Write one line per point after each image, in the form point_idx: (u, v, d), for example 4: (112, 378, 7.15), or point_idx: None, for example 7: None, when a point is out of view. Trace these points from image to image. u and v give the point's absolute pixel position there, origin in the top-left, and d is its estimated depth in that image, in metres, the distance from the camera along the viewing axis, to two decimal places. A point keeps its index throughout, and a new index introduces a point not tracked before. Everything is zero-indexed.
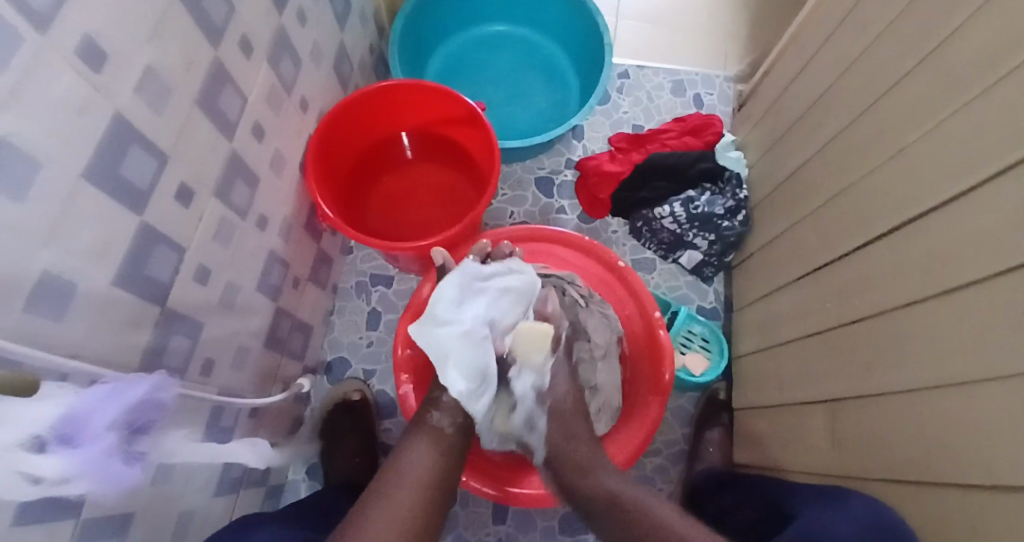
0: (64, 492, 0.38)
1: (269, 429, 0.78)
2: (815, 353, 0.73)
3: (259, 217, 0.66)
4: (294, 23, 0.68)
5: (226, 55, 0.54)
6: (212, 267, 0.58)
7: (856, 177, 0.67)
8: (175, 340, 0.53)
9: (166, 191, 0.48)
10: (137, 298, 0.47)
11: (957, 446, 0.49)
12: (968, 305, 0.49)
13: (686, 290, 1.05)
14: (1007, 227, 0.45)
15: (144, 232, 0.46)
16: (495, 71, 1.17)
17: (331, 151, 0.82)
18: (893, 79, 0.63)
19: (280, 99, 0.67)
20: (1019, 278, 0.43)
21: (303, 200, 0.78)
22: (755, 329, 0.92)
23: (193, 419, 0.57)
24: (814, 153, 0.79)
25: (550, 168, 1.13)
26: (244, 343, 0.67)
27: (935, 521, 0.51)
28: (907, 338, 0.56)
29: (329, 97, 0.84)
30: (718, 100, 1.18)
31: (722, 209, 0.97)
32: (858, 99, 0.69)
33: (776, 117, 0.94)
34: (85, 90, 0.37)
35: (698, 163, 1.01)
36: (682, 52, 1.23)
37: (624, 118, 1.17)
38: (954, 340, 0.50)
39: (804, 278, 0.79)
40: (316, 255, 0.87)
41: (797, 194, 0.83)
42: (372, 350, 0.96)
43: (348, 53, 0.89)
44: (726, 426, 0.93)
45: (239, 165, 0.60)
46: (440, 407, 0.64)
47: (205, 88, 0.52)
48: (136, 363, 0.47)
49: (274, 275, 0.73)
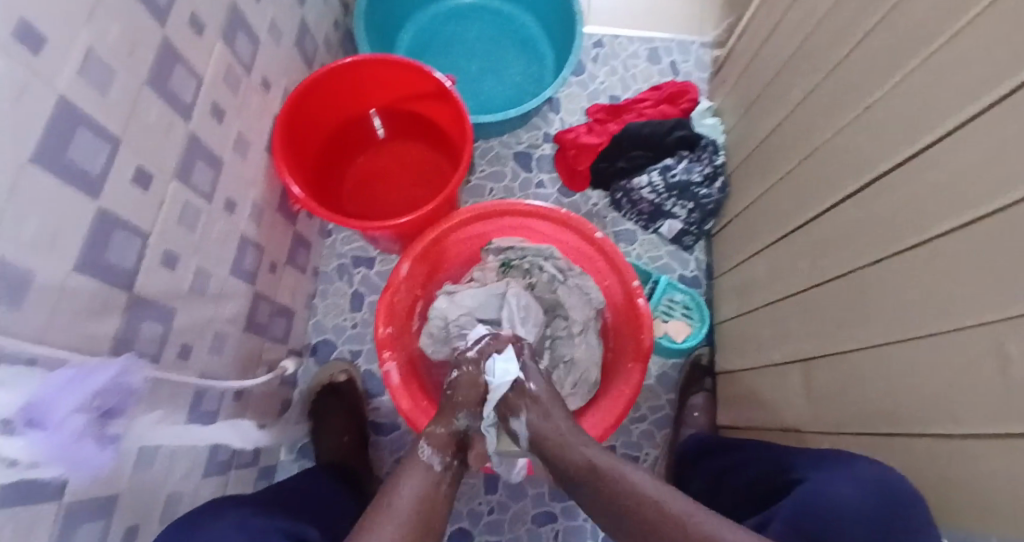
0: (35, 475, 0.38)
1: (255, 412, 0.79)
2: (790, 314, 0.74)
3: (227, 201, 0.66)
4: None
5: (175, 34, 0.53)
6: (179, 252, 0.57)
7: (825, 137, 0.67)
8: (146, 326, 0.53)
9: (122, 176, 0.48)
10: (100, 284, 0.46)
11: (923, 395, 0.50)
12: (929, 256, 0.49)
13: (667, 259, 1.06)
14: (967, 178, 0.45)
15: (102, 218, 0.46)
16: (467, 45, 1.15)
17: (299, 132, 0.81)
18: (857, 34, 0.62)
19: (238, 79, 0.66)
20: (980, 228, 0.43)
21: (274, 183, 0.78)
22: (734, 294, 0.93)
23: (172, 404, 0.57)
24: (785, 114, 0.79)
25: (528, 142, 1.12)
26: (220, 328, 0.67)
27: (905, 469, 0.52)
28: (875, 294, 0.57)
29: (293, 77, 0.82)
30: (694, 66, 1.17)
31: (699, 177, 0.97)
32: (824, 56, 0.69)
33: (749, 79, 0.93)
34: (25, 74, 0.36)
35: (674, 131, 1.01)
36: (657, 18, 1.21)
37: (601, 88, 1.15)
38: (917, 292, 0.51)
39: (778, 241, 0.79)
40: (293, 238, 0.86)
41: (770, 157, 0.83)
42: (356, 332, 0.96)
43: (310, 30, 0.87)
44: (709, 391, 0.96)
45: (199, 147, 0.59)
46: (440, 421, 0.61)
47: (155, 69, 0.51)
48: (104, 350, 0.48)
49: (248, 260, 0.73)
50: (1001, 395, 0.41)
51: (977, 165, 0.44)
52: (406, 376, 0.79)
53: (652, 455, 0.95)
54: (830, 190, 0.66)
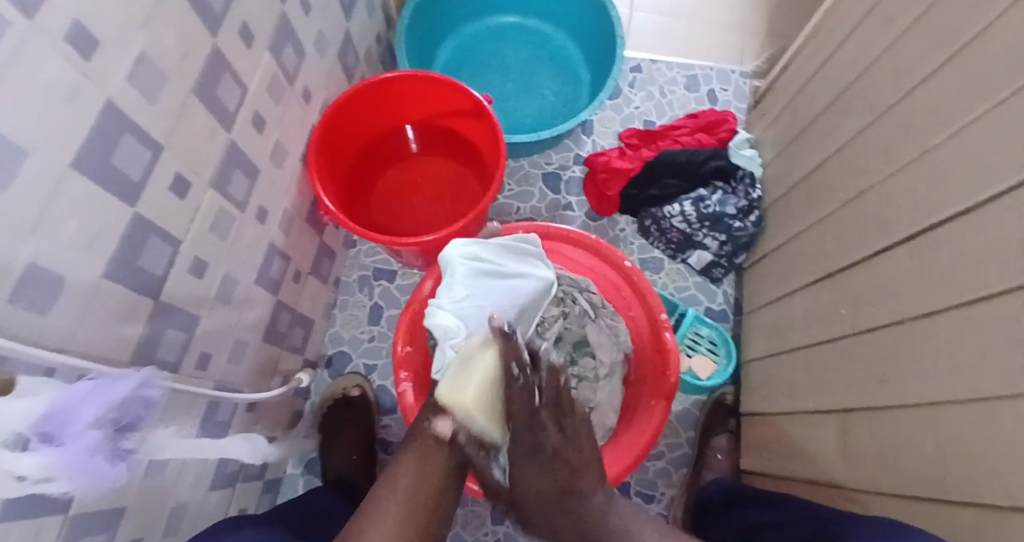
0: (47, 490, 0.37)
1: (268, 422, 0.78)
2: (828, 362, 0.71)
3: (259, 209, 0.65)
4: (297, 10, 0.66)
5: (225, 43, 0.53)
6: (208, 259, 0.57)
7: (877, 180, 0.65)
8: (169, 333, 0.52)
9: (161, 182, 0.47)
10: (129, 291, 0.46)
11: (974, 464, 0.47)
12: (991, 318, 0.46)
13: (694, 291, 1.03)
14: None
15: (138, 224, 0.45)
16: (504, 63, 1.15)
17: (334, 143, 0.81)
18: (917, 76, 0.60)
19: (281, 89, 0.66)
20: None
21: (305, 192, 0.77)
22: (764, 333, 0.90)
23: (187, 415, 0.56)
24: (832, 153, 0.76)
25: (558, 163, 1.11)
26: (240, 337, 0.66)
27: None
28: (926, 350, 0.54)
29: (333, 87, 0.83)
30: (732, 96, 1.15)
31: (734, 209, 0.95)
32: (879, 96, 0.66)
33: (793, 114, 0.91)
34: (74, 78, 0.36)
35: (710, 161, 0.99)
36: (697, 46, 1.20)
37: (635, 113, 1.14)
38: (976, 354, 0.48)
39: (819, 284, 0.76)
40: (318, 248, 0.86)
41: (813, 196, 0.80)
42: (373, 345, 0.95)
43: (353, 42, 0.87)
44: (732, 432, 0.93)
45: (238, 155, 0.59)
46: (439, 409, 0.53)
47: (202, 77, 0.50)
48: (127, 357, 0.47)
49: (274, 268, 0.72)
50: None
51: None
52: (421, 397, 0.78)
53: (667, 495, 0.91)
54: (880, 234, 0.63)
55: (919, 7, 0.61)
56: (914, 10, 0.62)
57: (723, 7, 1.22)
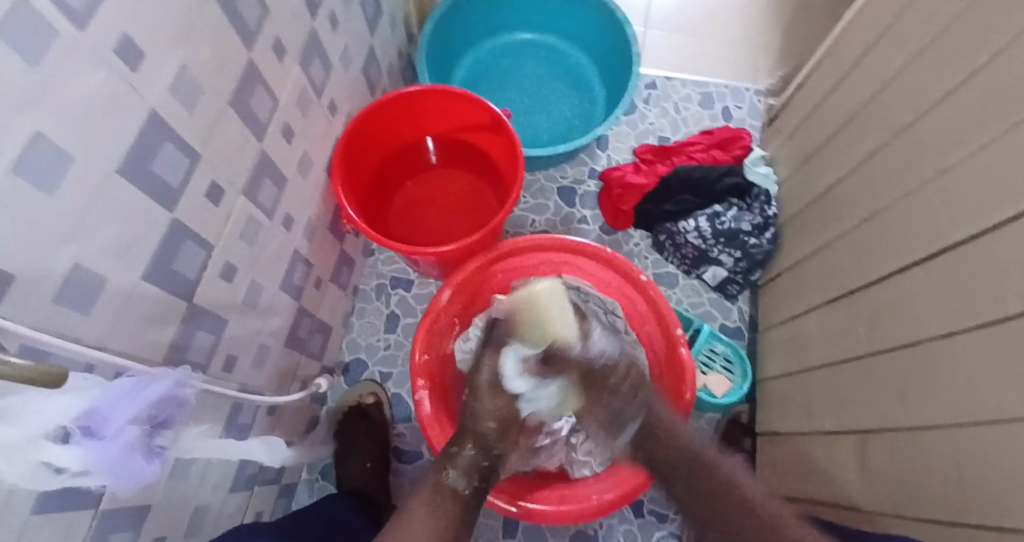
0: (84, 483, 0.38)
1: (287, 428, 0.79)
2: (846, 378, 0.71)
3: (286, 217, 0.67)
4: (325, 27, 0.69)
5: (259, 58, 0.55)
6: (237, 265, 0.58)
7: (893, 198, 0.65)
8: (200, 336, 0.54)
9: (197, 189, 0.49)
10: (163, 293, 0.47)
11: (996, 483, 0.46)
12: (1006, 336, 0.47)
13: (709, 306, 1.03)
14: None
15: (174, 229, 0.47)
16: (521, 79, 1.17)
17: (357, 155, 0.83)
18: (932, 98, 0.61)
19: (309, 102, 0.68)
20: None
21: (328, 202, 0.79)
22: (781, 349, 0.90)
23: (214, 416, 0.58)
24: (847, 172, 0.77)
25: (573, 177, 1.13)
26: (264, 342, 0.68)
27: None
28: (947, 367, 0.54)
29: (358, 100, 0.85)
30: (746, 114, 1.16)
31: (749, 225, 0.95)
32: (894, 117, 0.68)
33: (808, 132, 0.92)
34: (119, 87, 0.37)
35: (724, 178, 1.00)
36: (711, 65, 1.21)
37: (650, 129, 1.16)
38: (998, 370, 0.48)
39: (836, 301, 0.76)
40: (339, 256, 0.87)
41: (828, 214, 0.81)
42: (389, 353, 0.96)
43: (377, 57, 0.90)
44: (748, 452, 0.92)
45: (268, 165, 0.61)
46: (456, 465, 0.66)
47: (237, 90, 0.52)
48: (158, 359, 0.48)
49: (297, 276, 0.73)
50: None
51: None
52: (438, 404, 0.78)
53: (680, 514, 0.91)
54: (898, 252, 0.63)
55: (933, 31, 0.62)
56: (928, 33, 0.63)
57: (738, 26, 1.24)
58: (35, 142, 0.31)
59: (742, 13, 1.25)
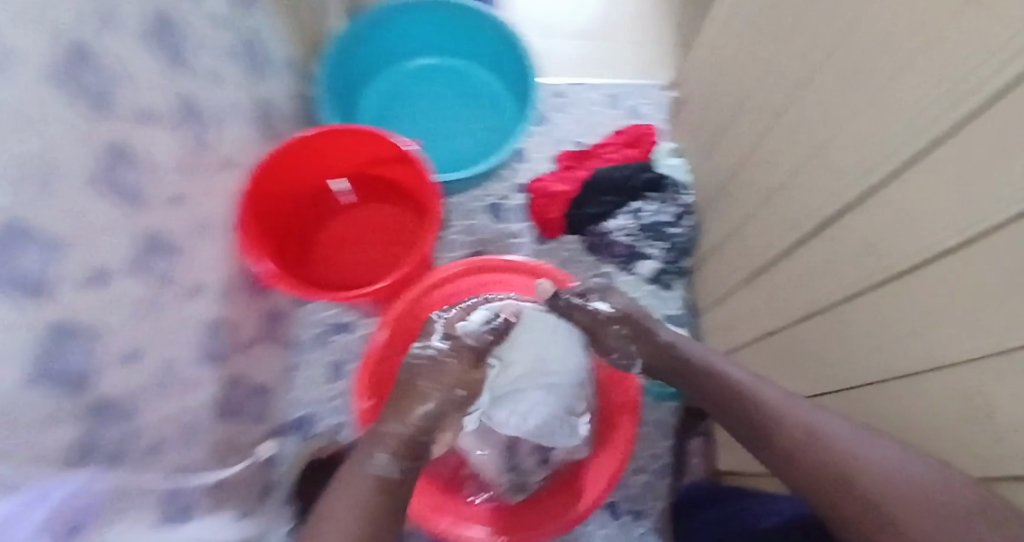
0: None
1: (234, 501, 0.75)
2: (778, 350, 0.75)
3: (193, 286, 0.64)
4: (209, 83, 0.67)
5: (133, 128, 0.53)
6: (143, 346, 0.55)
7: (783, 174, 0.69)
8: (108, 432, 0.50)
9: (80, 278, 0.46)
10: (56, 394, 0.44)
11: (919, 434, 0.49)
12: (891, 295, 0.51)
13: (647, 299, 1.05)
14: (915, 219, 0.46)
15: (59, 325, 0.44)
16: (429, 106, 1.17)
17: (266, 207, 0.82)
18: (795, 80, 0.66)
19: (202, 162, 0.66)
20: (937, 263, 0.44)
21: (242, 259, 0.76)
22: (721, 330, 0.95)
23: (144, 509, 0.55)
24: (748, 155, 0.81)
25: (496, 194, 1.13)
26: (190, 420, 0.64)
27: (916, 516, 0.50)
28: (856, 329, 0.57)
29: (257, 150, 0.83)
30: (653, 109, 1.20)
31: (670, 216, 1.00)
32: (774, 96, 0.71)
33: (711, 118, 0.96)
34: None
35: (641, 173, 1.02)
36: (614, 67, 1.25)
37: (566, 136, 1.18)
38: (895, 324, 0.50)
39: (756, 279, 0.80)
40: (265, 312, 0.85)
41: (739, 193, 0.85)
42: (337, 403, 0.94)
43: (272, 103, 0.88)
44: (705, 434, 0.95)
45: (163, 237, 0.58)
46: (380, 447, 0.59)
47: (111, 166, 0.50)
48: (61, 465, 0.45)
49: (218, 343, 0.70)
50: (988, 425, 0.41)
51: (913, 210, 0.45)
52: None
53: (654, 507, 0.93)
54: (796, 225, 0.67)
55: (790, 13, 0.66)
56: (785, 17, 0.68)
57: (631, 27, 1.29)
58: None
59: (633, 14, 1.30)
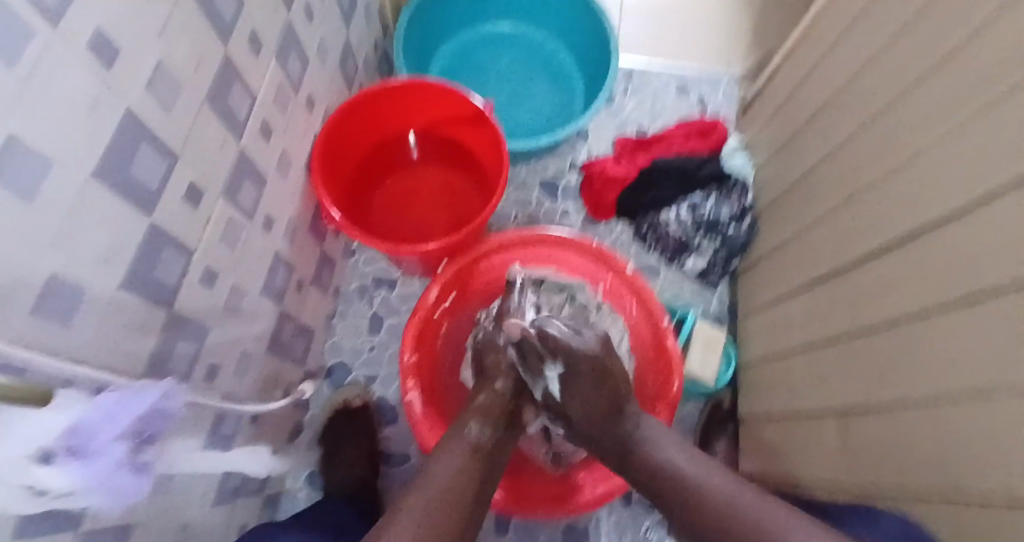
0: (69, 504, 0.36)
1: (271, 434, 0.77)
2: (827, 361, 0.74)
3: (266, 218, 0.65)
4: (302, 20, 0.66)
5: (236, 52, 0.53)
6: (218, 269, 0.56)
7: (868, 185, 0.68)
8: (181, 346, 0.51)
9: (176, 191, 0.47)
10: (145, 301, 0.45)
11: (981, 460, 0.49)
12: (983, 317, 0.49)
13: (690, 296, 1.05)
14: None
15: (154, 233, 0.45)
16: (498, 72, 1.16)
17: (336, 153, 0.81)
18: (904, 87, 0.63)
19: (287, 98, 0.66)
20: None
21: (308, 201, 0.77)
22: (763, 335, 0.93)
23: (198, 427, 0.56)
24: (824, 161, 0.79)
25: (554, 171, 1.12)
26: (247, 349, 0.65)
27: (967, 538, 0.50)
28: (923, 348, 0.56)
29: (333, 94, 0.82)
30: (722, 105, 1.18)
31: (728, 215, 0.98)
32: (872, 105, 0.69)
33: (786, 120, 0.93)
34: (96, 86, 0.35)
35: (703, 167, 1.01)
36: (687, 56, 1.22)
37: (629, 121, 1.16)
38: (977, 349, 0.50)
39: (815, 286, 0.79)
40: (320, 257, 0.85)
41: (806, 199, 0.84)
42: (373, 355, 0.95)
43: (352, 50, 0.87)
44: (730, 435, 0.97)
45: (247, 166, 0.59)
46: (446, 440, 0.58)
47: (214, 86, 0.50)
48: (141, 371, 0.46)
49: (278, 279, 0.71)
50: None
51: None
52: (429, 404, 0.80)
53: None
54: (875, 237, 0.66)
55: (908, 19, 0.64)
56: (900, 23, 0.65)
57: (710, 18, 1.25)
58: (8, 147, 0.28)
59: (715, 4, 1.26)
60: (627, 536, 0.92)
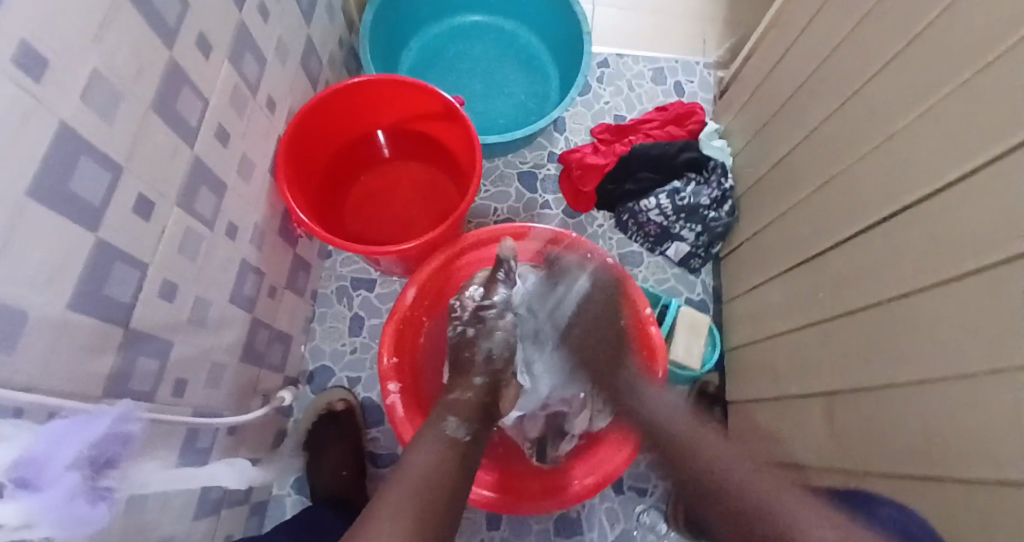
0: (25, 538, 0.35)
1: (251, 443, 0.75)
2: (810, 343, 0.73)
3: (230, 225, 0.63)
4: (257, 18, 0.64)
5: (184, 55, 0.50)
6: (178, 281, 0.54)
7: (845, 165, 0.67)
8: (142, 362, 0.50)
9: (123, 203, 0.45)
10: (99, 320, 0.43)
11: (963, 439, 0.48)
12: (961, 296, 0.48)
13: (674, 281, 1.04)
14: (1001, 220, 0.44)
15: (102, 249, 0.43)
16: (470, 64, 1.13)
17: (303, 153, 0.79)
18: (877, 64, 0.62)
19: (245, 100, 0.64)
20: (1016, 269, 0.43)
21: (276, 204, 0.74)
22: (747, 320, 0.92)
23: (168, 444, 0.54)
24: (800, 142, 0.78)
25: (532, 162, 1.10)
26: (217, 359, 0.64)
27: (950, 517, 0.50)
28: (910, 328, 0.55)
29: (297, 94, 0.80)
30: (699, 88, 1.16)
31: (708, 199, 0.96)
32: (846, 83, 0.68)
33: (761, 102, 0.92)
34: (25, 100, 0.33)
35: (682, 153, 0.99)
36: (662, 39, 1.20)
37: (606, 108, 1.14)
38: (957, 328, 0.49)
39: (795, 268, 0.78)
40: (293, 260, 0.83)
41: (784, 181, 0.83)
42: (354, 357, 0.93)
43: (315, 47, 0.85)
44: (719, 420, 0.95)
45: (205, 172, 0.56)
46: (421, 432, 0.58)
47: (160, 92, 0.48)
48: (99, 392, 0.44)
49: (248, 286, 0.69)
50: None
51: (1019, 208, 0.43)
52: (411, 405, 0.78)
53: (659, 487, 0.93)
54: (853, 219, 0.65)
55: None
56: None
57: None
58: None
59: None
60: (619, 525, 0.91)
